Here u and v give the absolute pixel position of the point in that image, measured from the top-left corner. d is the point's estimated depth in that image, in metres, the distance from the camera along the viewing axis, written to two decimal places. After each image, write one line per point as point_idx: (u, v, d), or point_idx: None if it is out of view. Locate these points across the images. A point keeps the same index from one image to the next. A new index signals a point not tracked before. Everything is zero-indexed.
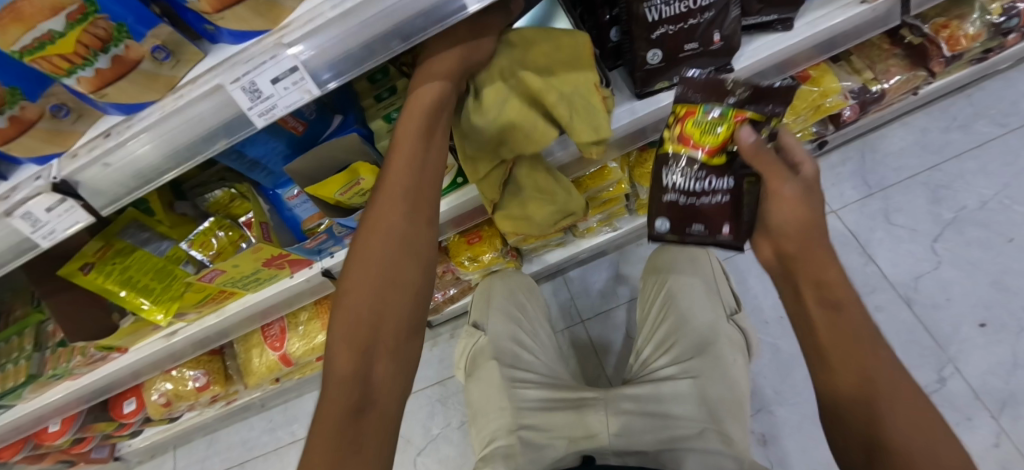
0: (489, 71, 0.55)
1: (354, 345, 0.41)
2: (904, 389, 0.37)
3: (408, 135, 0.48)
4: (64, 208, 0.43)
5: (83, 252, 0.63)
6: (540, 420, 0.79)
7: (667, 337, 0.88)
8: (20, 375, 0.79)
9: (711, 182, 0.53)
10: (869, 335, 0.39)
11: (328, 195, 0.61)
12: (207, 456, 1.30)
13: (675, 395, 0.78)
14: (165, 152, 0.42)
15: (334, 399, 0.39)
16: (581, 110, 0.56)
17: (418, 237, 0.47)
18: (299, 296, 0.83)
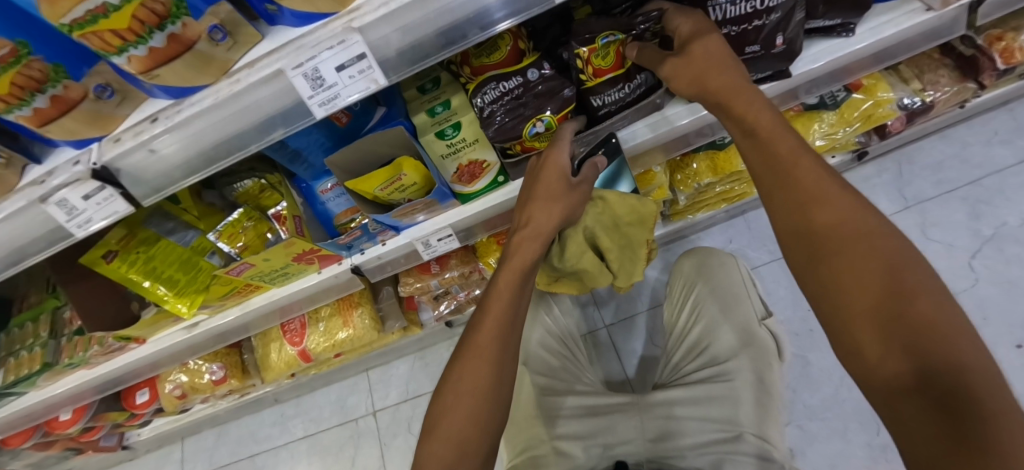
0: (573, 227, 0.71)
1: (470, 390, 0.48)
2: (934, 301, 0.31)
3: (538, 207, 0.60)
4: (103, 196, 0.40)
5: (106, 241, 0.60)
6: (574, 428, 0.74)
7: (700, 339, 0.83)
8: (35, 363, 0.77)
9: (630, 85, 0.62)
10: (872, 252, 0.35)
11: (368, 189, 0.60)
12: (215, 446, 1.28)
13: (711, 398, 0.73)
14: (215, 139, 0.39)
15: (449, 434, 0.46)
16: (627, 262, 0.80)
17: (518, 303, 0.56)
18: (324, 293, 0.80)
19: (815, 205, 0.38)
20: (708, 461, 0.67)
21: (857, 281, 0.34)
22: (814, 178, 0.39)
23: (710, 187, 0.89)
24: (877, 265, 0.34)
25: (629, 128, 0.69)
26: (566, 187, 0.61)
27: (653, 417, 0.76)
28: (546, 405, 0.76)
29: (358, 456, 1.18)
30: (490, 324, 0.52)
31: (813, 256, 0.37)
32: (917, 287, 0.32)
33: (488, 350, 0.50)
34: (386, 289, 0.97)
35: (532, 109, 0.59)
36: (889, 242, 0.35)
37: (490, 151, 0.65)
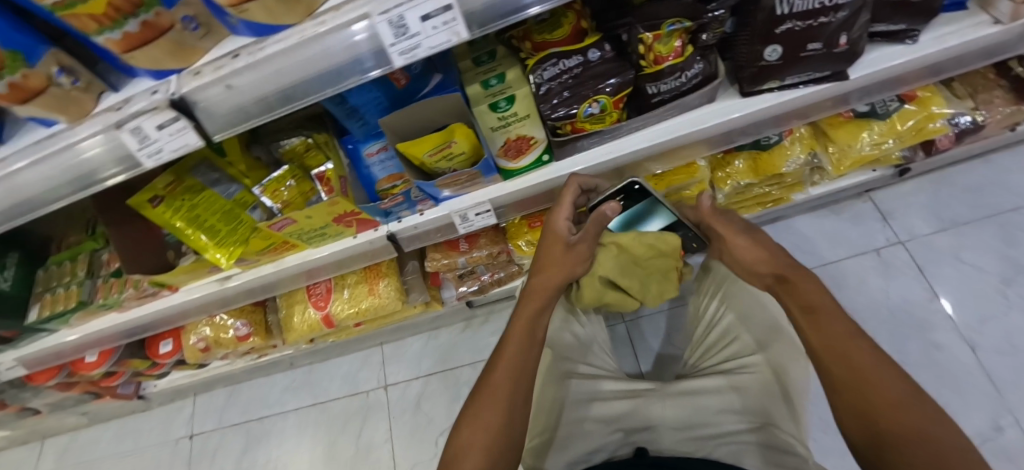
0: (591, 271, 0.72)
1: (496, 394, 0.52)
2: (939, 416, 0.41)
3: (548, 264, 0.66)
4: (176, 128, 0.40)
5: (154, 185, 0.61)
6: (594, 412, 0.75)
7: (726, 335, 0.81)
8: (72, 300, 0.79)
9: (688, 73, 0.62)
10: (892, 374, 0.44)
11: (417, 154, 0.60)
12: (226, 406, 1.30)
13: (733, 388, 0.73)
14: (293, 79, 0.39)
15: (470, 433, 0.49)
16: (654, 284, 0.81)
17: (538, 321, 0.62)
18: (355, 259, 0.81)
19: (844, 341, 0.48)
20: (728, 453, 0.68)
21: (898, 397, 0.42)
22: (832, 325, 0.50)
23: (750, 188, 0.88)
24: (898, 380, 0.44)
25: (679, 118, 0.69)
26: (567, 246, 0.67)
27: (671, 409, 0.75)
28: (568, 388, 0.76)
29: (365, 428, 1.19)
30: (512, 343, 0.58)
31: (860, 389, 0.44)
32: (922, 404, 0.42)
33: (502, 389, 0.53)
34: (411, 263, 0.97)
35: (589, 89, 0.59)
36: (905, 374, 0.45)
37: (540, 128, 0.65)
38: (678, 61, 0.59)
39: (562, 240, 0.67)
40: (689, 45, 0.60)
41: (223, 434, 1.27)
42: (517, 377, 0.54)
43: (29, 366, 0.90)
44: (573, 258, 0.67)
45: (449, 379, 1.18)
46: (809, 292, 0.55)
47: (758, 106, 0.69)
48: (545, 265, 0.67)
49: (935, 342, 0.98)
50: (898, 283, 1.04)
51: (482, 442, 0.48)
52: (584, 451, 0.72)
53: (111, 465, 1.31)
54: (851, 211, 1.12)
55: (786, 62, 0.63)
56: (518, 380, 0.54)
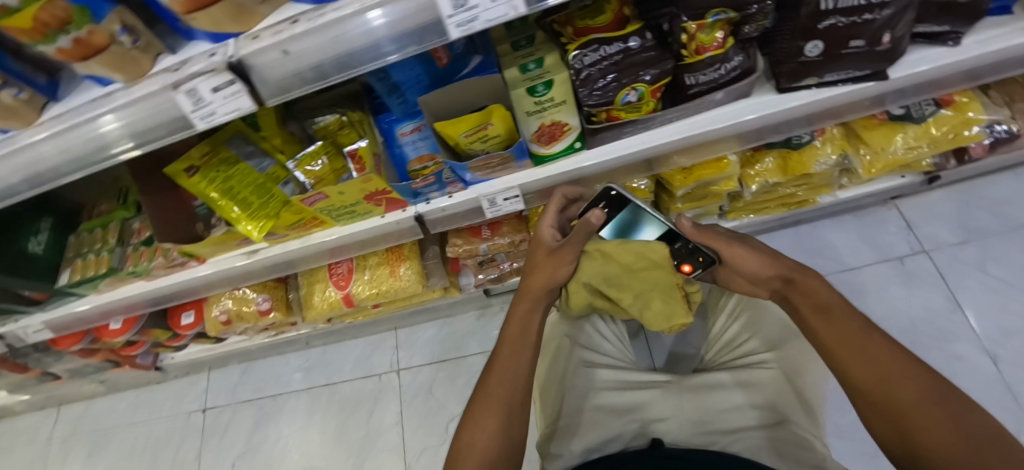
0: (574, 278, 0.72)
1: (494, 402, 0.56)
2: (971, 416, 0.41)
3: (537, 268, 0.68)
4: (231, 91, 0.41)
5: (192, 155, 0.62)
6: (609, 401, 0.75)
7: (740, 334, 0.82)
8: (102, 266, 0.80)
9: (728, 65, 0.61)
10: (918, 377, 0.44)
11: (453, 134, 0.60)
12: (239, 382, 1.32)
13: (752, 383, 0.73)
14: (350, 46, 0.40)
15: (469, 439, 0.54)
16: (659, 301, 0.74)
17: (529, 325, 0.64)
18: (380, 239, 0.82)
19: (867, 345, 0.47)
20: (745, 447, 0.68)
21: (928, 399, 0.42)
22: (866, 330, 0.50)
23: (777, 187, 0.87)
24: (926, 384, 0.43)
25: (713, 112, 0.69)
26: (550, 250, 0.68)
27: (689, 402, 0.74)
28: (586, 376, 0.77)
29: (376, 410, 1.20)
30: (506, 350, 0.61)
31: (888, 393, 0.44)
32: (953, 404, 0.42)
33: (499, 393, 0.56)
34: (432, 248, 0.98)
35: (629, 76, 0.59)
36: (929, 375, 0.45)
37: (575, 114, 0.65)
38: (719, 52, 0.59)
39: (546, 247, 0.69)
40: (730, 37, 0.59)
41: (235, 409, 1.29)
42: (512, 382, 0.58)
43: (56, 329, 0.92)
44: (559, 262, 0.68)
45: (462, 367, 1.19)
46: (819, 290, 0.54)
47: (795, 103, 0.69)
48: (535, 269, 0.68)
49: (956, 353, 0.97)
50: (920, 292, 1.03)
51: (481, 444, 0.53)
52: (600, 440, 0.72)
53: (124, 434, 1.33)
54: (874, 218, 1.11)
55: (826, 59, 0.62)
56: (514, 384, 0.57)
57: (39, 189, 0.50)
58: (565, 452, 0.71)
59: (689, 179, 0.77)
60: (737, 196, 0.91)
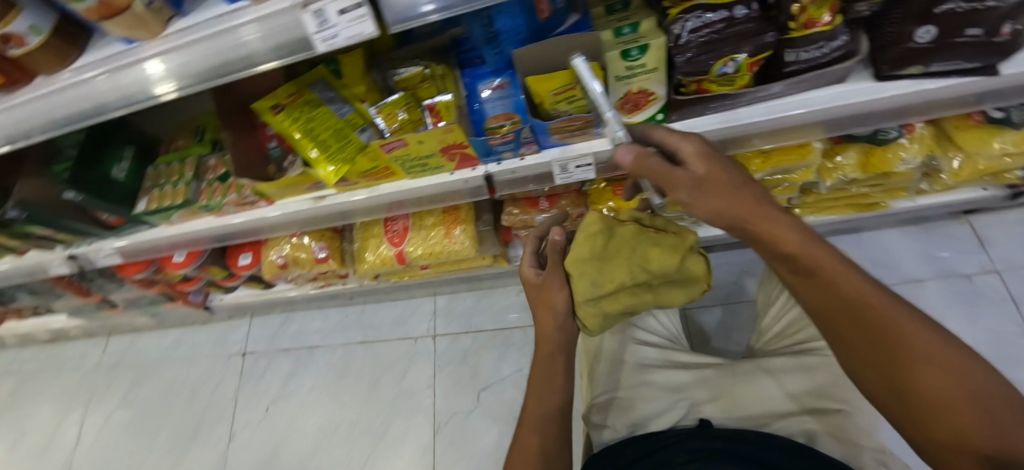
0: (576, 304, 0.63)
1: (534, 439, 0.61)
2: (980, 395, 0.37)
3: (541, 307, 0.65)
4: (356, 15, 0.42)
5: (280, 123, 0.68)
6: (659, 377, 0.74)
7: (795, 323, 0.79)
8: (178, 197, 0.84)
9: (832, 44, 0.59)
10: (916, 352, 0.39)
11: (543, 91, 0.60)
12: (279, 331, 1.36)
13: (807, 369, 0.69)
14: None
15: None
16: (654, 256, 0.60)
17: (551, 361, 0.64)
18: (443, 197, 0.83)
19: (860, 314, 0.41)
20: (797, 430, 0.66)
21: (927, 382, 0.39)
22: (882, 303, 0.41)
23: (849, 185, 0.85)
24: (924, 362, 0.39)
25: (805, 95, 0.68)
26: (536, 285, 0.65)
27: (739, 385, 0.71)
28: (636, 354, 0.78)
29: (409, 372, 1.22)
30: (536, 386, 0.64)
31: (887, 378, 0.41)
32: (950, 384, 0.38)
33: (534, 425, 0.62)
34: (487, 215, 0.98)
35: (729, 47, 0.57)
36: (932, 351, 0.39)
37: (661, 84, 0.64)
38: (827, 28, 0.57)
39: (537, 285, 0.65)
40: (838, 14, 0.57)
41: (273, 357, 1.33)
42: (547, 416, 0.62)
43: (125, 256, 0.97)
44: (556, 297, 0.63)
45: (499, 339, 1.19)
46: (787, 233, 0.42)
47: (891, 92, 0.66)
48: (540, 309, 0.65)
49: (1020, 380, 0.92)
50: (986, 313, 0.99)
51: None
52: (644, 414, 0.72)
53: (166, 368, 1.39)
54: (942, 232, 1.07)
55: (936, 46, 0.59)
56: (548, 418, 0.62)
57: (130, 109, 0.53)
58: (613, 424, 0.72)
59: (764, 164, 0.75)
60: (807, 191, 0.88)
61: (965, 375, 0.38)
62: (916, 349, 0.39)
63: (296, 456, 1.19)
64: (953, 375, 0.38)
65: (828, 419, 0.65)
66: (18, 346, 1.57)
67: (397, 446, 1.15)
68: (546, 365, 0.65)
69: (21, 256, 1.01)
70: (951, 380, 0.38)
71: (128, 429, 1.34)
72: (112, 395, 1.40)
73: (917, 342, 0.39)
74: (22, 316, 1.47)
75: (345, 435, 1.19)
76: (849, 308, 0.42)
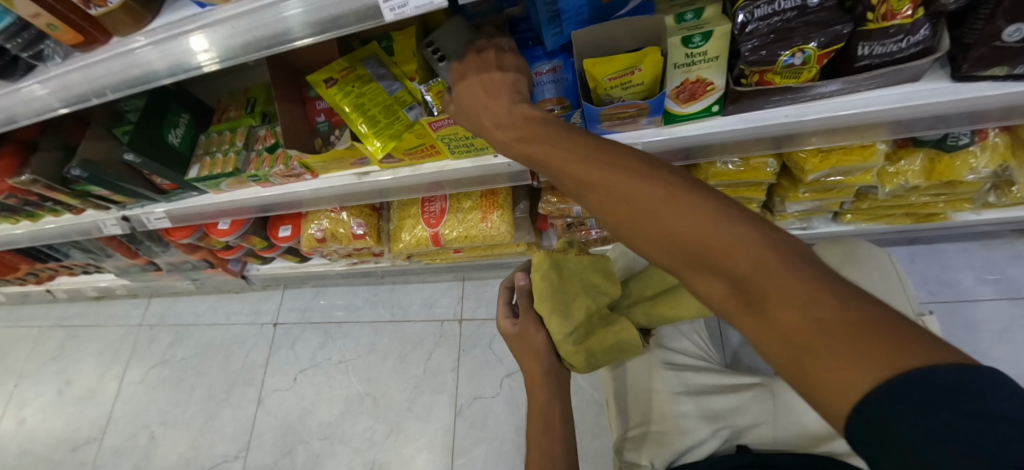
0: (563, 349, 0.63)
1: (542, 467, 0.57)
2: (707, 235, 0.32)
3: (531, 341, 0.65)
4: None
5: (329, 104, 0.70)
6: (697, 406, 0.69)
7: None
8: (229, 166, 0.86)
9: (909, 39, 0.56)
10: (647, 202, 0.35)
11: (598, 76, 0.59)
12: (310, 304, 1.39)
13: None
14: None
15: None
16: (592, 271, 0.70)
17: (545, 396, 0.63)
18: (483, 180, 0.83)
19: (595, 184, 0.38)
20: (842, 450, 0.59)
21: (674, 233, 0.34)
22: (595, 166, 0.38)
23: (909, 194, 0.81)
24: (658, 211, 0.34)
25: (874, 93, 0.65)
26: (515, 335, 0.68)
27: (785, 408, 0.66)
28: (671, 379, 0.75)
29: (434, 353, 1.23)
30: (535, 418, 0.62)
31: (650, 242, 0.36)
32: (686, 228, 0.33)
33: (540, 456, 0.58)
34: (523, 202, 0.98)
35: (798, 38, 0.55)
36: (656, 198, 0.35)
37: (721, 74, 0.62)
38: (905, 22, 0.54)
39: (521, 333, 0.67)
40: (922, 6, 0.54)
41: (304, 329, 1.36)
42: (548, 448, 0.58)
43: (174, 220, 1.00)
44: (537, 336, 0.65)
45: None
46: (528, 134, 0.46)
47: (970, 94, 0.62)
48: (530, 346, 0.66)
49: None
50: None
51: None
52: (690, 446, 0.66)
53: (203, 332, 1.45)
54: (1004, 251, 1.01)
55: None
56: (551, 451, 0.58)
57: (178, 78, 0.56)
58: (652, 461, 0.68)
59: (822, 163, 0.72)
60: (863, 196, 0.85)
61: (688, 215, 0.33)
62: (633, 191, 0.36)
63: (321, 425, 1.22)
64: (672, 206, 0.34)
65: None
66: (68, 301, 1.66)
67: (418, 425, 1.16)
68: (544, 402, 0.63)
69: (79, 214, 1.07)
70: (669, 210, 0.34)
71: (164, 386, 1.40)
72: (151, 352, 1.47)
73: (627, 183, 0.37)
74: (73, 273, 1.55)
75: (368, 410, 1.21)
76: (585, 179, 0.39)
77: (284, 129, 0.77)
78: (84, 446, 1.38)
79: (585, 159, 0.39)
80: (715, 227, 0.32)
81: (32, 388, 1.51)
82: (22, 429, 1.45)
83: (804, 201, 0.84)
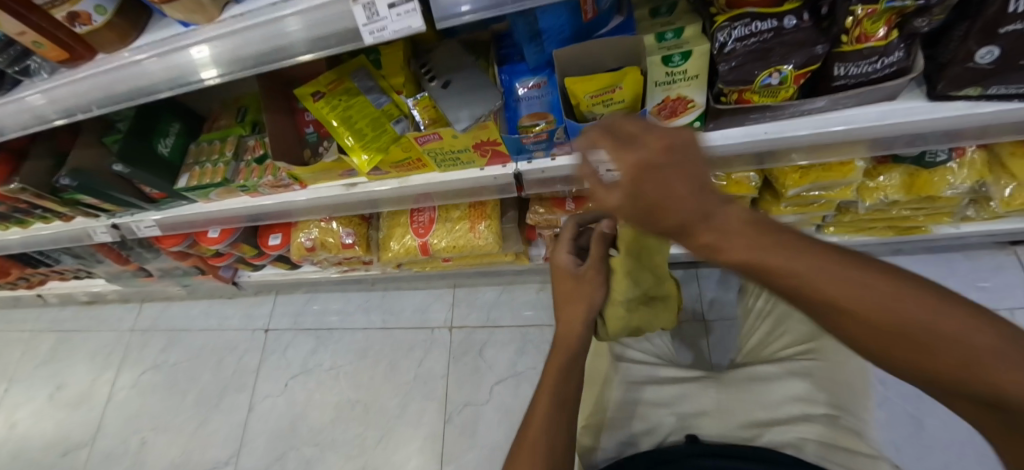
0: (611, 311, 0.71)
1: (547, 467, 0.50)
2: (920, 324, 0.25)
3: (573, 309, 0.66)
4: (406, 9, 0.42)
5: (316, 110, 0.70)
6: (646, 392, 0.67)
7: (774, 333, 0.80)
8: (218, 176, 0.87)
9: (884, 60, 0.57)
10: (847, 289, 0.26)
11: (580, 93, 0.60)
12: (302, 310, 1.40)
13: (790, 374, 0.67)
14: None
15: None
16: (650, 254, 0.75)
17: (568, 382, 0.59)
18: (471, 192, 0.84)
19: (785, 278, 0.27)
20: (786, 440, 0.58)
21: (885, 323, 0.26)
22: (781, 252, 0.27)
23: (891, 207, 0.82)
24: (865, 306, 0.26)
25: (851, 111, 0.66)
26: (572, 274, 0.68)
27: (730, 396, 0.65)
28: (618, 370, 0.73)
29: (425, 360, 1.24)
30: (544, 404, 0.56)
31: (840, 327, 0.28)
32: (897, 315, 0.26)
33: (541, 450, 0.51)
34: (511, 212, 0.99)
35: (776, 58, 0.56)
36: (851, 293, 0.26)
37: (702, 92, 0.63)
38: (879, 45, 0.55)
39: (567, 286, 0.68)
40: (896, 29, 0.54)
41: (295, 334, 1.37)
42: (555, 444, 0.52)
43: (165, 228, 1.01)
44: (586, 294, 0.67)
45: (516, 335, 1.20)
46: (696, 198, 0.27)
47: (949, 113, 0.63)
48: (570, 317, 0.66)
49: None
50: None
51: None
52: (636, 433, 0.64)
53: (194, 337, 1.45)
54: (987, 262, 1.02)
55: (998, 68, 0.56)
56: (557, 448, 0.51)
57: (179, 89, 0.56)
58: (601, 446, 0.65)
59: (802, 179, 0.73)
60: (845, 210, 0.86)
61: (898, 308, 0.26)
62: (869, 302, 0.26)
63: (312, 431, 1.23)
64: (872, 289, 0.26)
65: (820, 424, 0.59)
66: (59, 305, 1.66)
67: (408, 430, 1.17)
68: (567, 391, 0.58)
69: (69, 221, 1.07)
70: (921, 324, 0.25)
71: (155, 391, 1.40)
72: (144, 357, 1.47)
73: (859, 292, 0.26)
74: (64, 278, 1.55)
75: (358, 416, 1.21)
76: (781, 272, 0.27)
77: (273, 142, 0.77)
78: (75, 451, 1.38)
79: (759, 236, 0.27)
80: (947, 340, 0.25)
81: (23, 392, 1.51)
82: (13, 432, 1.45)
83: (787, 215, 0.85)
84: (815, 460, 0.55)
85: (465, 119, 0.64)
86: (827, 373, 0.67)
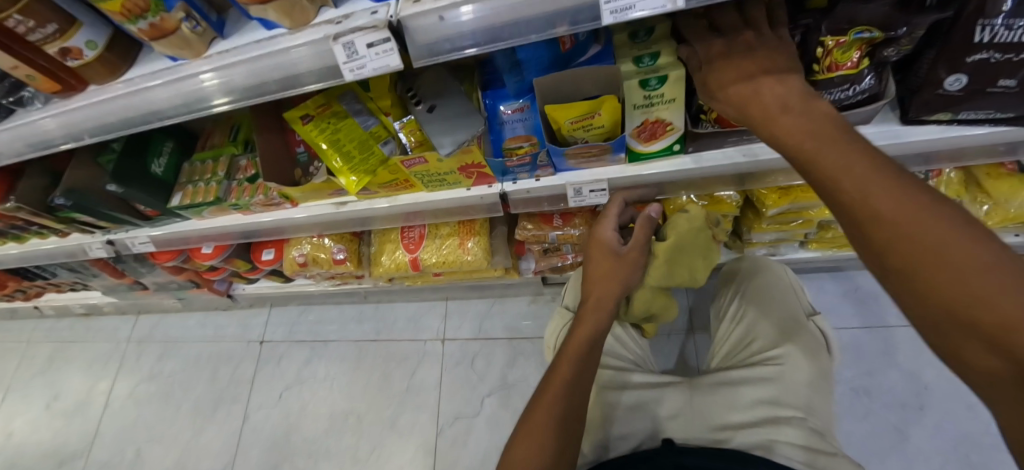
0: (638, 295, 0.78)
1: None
2: (937, 234, 0.29)
3: (602, 284, 0.69)
4: (383, 48, 0.44)
5: (304, 130, 0.71)
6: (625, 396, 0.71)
7: (746, 336, 0.78)
8: (211, 195, 0.88)
9: (856, 87, 0.58)
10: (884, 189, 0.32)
11: (560, 119, 0.61)
12: (297, 322, 1.41)
13: (761, 379, 0.68)
14: (487, 26, 0.42)
15: None
16: (701, 249, 0.78)
17: (579, 381, 0.56)
18: (458, 211, 0.85)
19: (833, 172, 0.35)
20: (755, 442, 0.60)
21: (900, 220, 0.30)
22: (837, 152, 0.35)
23: None
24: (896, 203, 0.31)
25: None
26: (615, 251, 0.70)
27: (702, 400, 0.68)
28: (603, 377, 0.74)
29: (417, 371, 1.25)
30: (550, 405, 0.53)
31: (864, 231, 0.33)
32: (916, 220, 0.30)
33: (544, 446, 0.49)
34: (500, 228, 1.00)
35: None
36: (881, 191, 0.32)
37: (680, 116, 0.64)
38: (850, 73, 0.56)
39: (601, 264, 0.70)
40: (867, 57, 0.56)
41: (289, 346, 1.38)
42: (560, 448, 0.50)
43: (159, 244, 1.02)
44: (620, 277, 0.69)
45: (508, 347, 1.21)
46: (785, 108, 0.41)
47: (921, 136, 0.65)
48: (595, 289, 0.68)
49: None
50: None
51: None
52: (618, 435, 0.67)
53: (189, 348, 1.46)
54: None
55: (967, 95, 0.58)
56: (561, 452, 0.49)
57: (188, 116, 0.56)
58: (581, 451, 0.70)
59: (782, 198, 0.75)
60: (826, 226, 0.88)
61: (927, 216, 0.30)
62: (896, 211, 0.31)
63: (306, 442, 1.24)
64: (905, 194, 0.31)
65: (792, 427, 0.60)
66: (56, 316, 1.67)
67: (401, 442, 1.18)
68: (575, 387, 0.55)
69: (64, 237, 1.08)
70: (938, 238, 0.29)
71: (151, 402, 1.41)
72: (139, 367, 1.48)
73: (892, 196, 0.31)
74: (60, 290, 1.56)
75: (351, 429, 1.22)
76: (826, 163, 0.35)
77: (263, 163, 0.78)
78: (70, 463, 1.38)
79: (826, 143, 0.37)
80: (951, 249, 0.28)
81: (20, 403, 1.52)
82: (9, 443, 1.45)
83: (769, 232, 0.87)
84: (786, 461, 0.57)
85: (448, 144, 0.64)
86: (796, 376, 0.67)
